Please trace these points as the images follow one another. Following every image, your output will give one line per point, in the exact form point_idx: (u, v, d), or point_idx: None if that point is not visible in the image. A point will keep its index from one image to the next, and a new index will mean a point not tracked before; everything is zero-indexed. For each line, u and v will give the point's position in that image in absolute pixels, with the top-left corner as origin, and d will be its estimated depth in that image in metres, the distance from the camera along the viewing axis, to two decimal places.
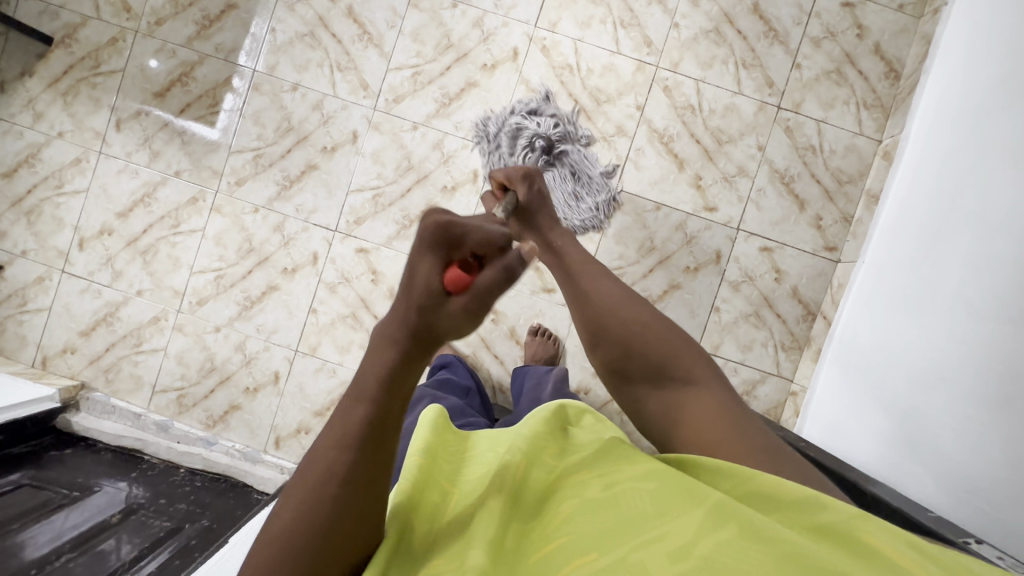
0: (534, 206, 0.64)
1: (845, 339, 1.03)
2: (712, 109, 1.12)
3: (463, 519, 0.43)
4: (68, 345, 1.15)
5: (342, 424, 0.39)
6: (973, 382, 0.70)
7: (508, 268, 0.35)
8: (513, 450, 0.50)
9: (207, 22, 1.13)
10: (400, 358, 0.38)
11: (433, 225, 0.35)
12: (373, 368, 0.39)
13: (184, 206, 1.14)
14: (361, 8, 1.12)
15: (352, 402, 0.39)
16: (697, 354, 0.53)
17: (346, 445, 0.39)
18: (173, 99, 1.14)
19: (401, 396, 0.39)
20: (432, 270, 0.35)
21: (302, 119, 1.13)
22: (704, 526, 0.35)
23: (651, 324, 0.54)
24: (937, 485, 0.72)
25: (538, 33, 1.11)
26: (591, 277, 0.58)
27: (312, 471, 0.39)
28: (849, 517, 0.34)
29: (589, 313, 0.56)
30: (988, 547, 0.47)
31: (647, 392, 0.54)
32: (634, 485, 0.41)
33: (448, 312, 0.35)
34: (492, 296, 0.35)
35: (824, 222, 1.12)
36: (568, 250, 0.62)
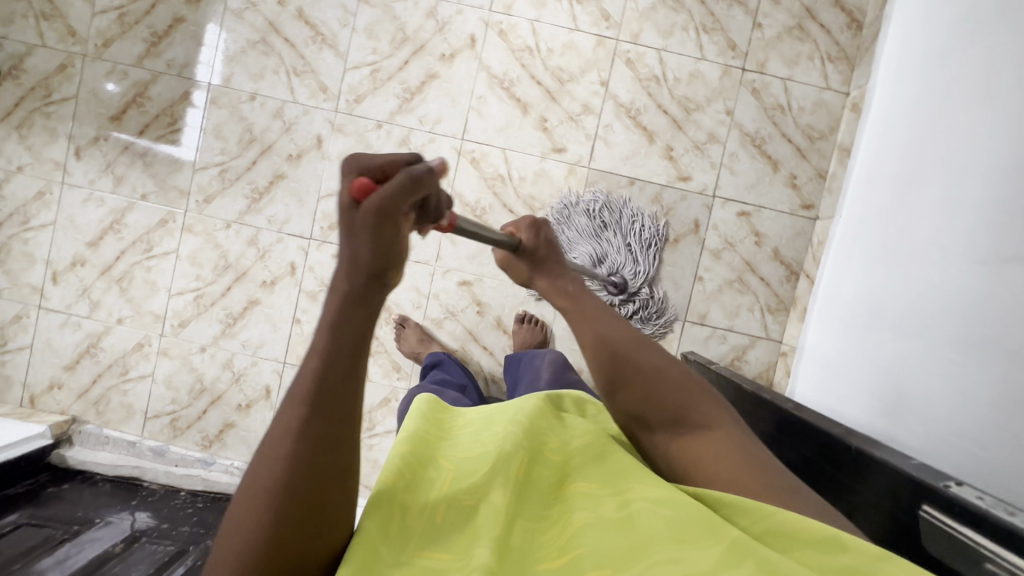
0: (545, 255, 0.64)
1: (828, 297, 1.03)
2: (677, 78, 1.10)
3: (461, 505, 0.43)
4: (54, 381, 1.13)
5: (297, 377, 0.37)
6: (956, 326, 0.71)
7: (405, 177, 0.34)
8: (512, 439, 0.50)
9: (156, 38, 1.11)
10: (350, 301, 0.37)
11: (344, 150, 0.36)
12: (324, 320, 0.38)
13: (154, 229, 1.12)
14: (311, 9, 1.10)
15: (309, 359, 0.37)
16: (716, 402, 0.52)
17: (300, 400, 0.37)
18: (130, 121, 1.12)
19: (347, 346, 0.37)
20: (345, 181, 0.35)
21: (264, 128, 1.11)
22: (721, 559, 0.35)
23: (667, 367, 0.53)
24: (925, 432, 0.73)
25: (494, 17, 1.09)
26: (602, 319, 0.57)
27: (274, 430, 0.37)
28: (869, 559, 0.35)
29: (605, 355, 0.54)
30: (969, 489, 0.46)
31: (667, 438, 0.52)
32: (648, 506, 0.41)
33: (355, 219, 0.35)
34: (390, 199, 0.34)
35: (799, 180, 1.12)
36: (580, 296, 0.59)
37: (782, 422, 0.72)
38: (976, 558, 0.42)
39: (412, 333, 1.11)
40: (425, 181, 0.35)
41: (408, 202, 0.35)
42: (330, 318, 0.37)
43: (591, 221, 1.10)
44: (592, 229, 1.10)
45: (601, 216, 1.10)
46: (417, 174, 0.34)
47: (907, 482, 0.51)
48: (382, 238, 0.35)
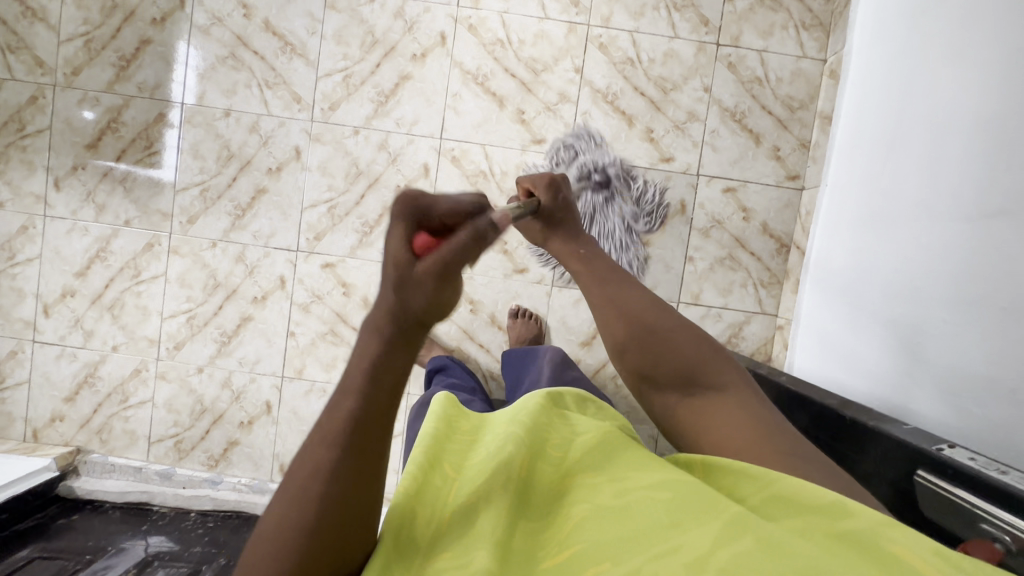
0: (559, 218, 0.63)
1: (820, 265, 1.03)
2: (652, 58, 1.09)
3: (470, 509, 0.41)
4: (55, 414, 1.13)
5: (331, 421, 0.38)
6: (946, 285, 0.70)
7: (476, 231, 0.39)
8: (513, 439, 0.48)
9: (125, 62, 1.10)
10: (389, 347, 0.38)
11: (411, 195, 0.39)
12: (361, 360, 0.39)
13: (141, 253, 1.12)
14: (278, 19, 1.09)
15: (344, 399, 0.38)
16: (728, 362, 0.52)
17: (333, 442, 0.37)
18: (107, 147, 1.11)
19: (385, 387, 0.38)
20: (409, 229, 0.38)
21: (241, 143, 1.10)
22: (719, 537, 0.33)
23: (680, 331, 0.53)
24: (921, 392, 0.73)
25: (462, 12, 1.08)
26: (617, 283, 0.57)
27: (302, 469, 0.37)
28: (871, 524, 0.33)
29: (618, 317, 0.55)
30: (961, 451, 0.46)
31: (678, 399, 0.52)
32: (645, 492, 0.40)
33: (420, 270, 0.37)
34: (456, 255, 0.37)
35: (782, 152, 1.11)
36: (592, 260, 0.60)
37: (783, 398, 0.72)
38: (973, 520, 0.42)
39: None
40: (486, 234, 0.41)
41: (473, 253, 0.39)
42: (366, 364, 0.38)
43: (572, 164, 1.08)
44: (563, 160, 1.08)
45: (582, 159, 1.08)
46: (479, 229, 0.40)
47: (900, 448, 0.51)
48: (442, 293, 0.38)
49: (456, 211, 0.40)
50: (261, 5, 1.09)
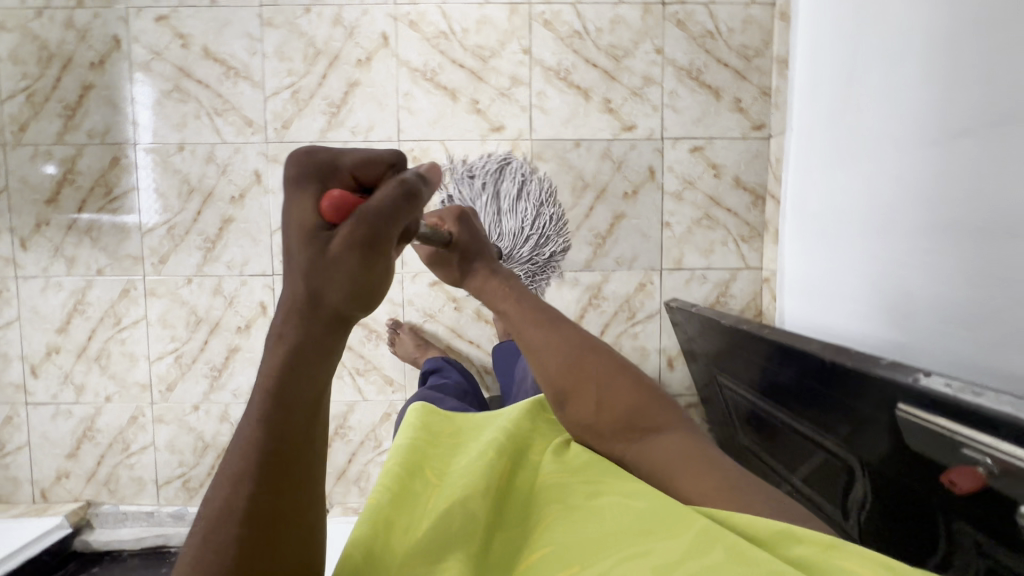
0: (474, 252, 0.61)
1: (797, 211, 1.02)
2: (599, 28, 1.07)
3: (438, 514, 0.42)
4: (60, 471, 1.13)
5: (237, 453, 0.38)
6: (919, 214, 0.69)
7: (405, 184, 0.38)
8: (494, 448, 0.49)
9: (71, 111, 1.08)
10: (297, 357, 0.38)
11: (304, 160, 0.37)
12: (264, 386, 0.38)
13: (118, 300, 1.11)
14: (216, 44, 1.07)
15: (251, 427, 0.38)
16: (663, 403, 0.54)
17: (243, 476, 0.37)
18: (67, 200, 1.10)
19: (298, 411, 0.38)
20: (314, 194, 0.37)
21: (200, 176, 1.09)
22: (690, 545, 0.34)
23: (618, 372, 0.54)
24: (907, 326, 0.73)
25: (401, 9, 1.06)
26: (548, 328, 0.56)
27: (214, 501, 0.37)
28: (822, 548, 0.33)
29: (554, 366, 0.54)
30: (936, 378, 0.45)
31: (625, 445, 0.52)
32: (620, 500, 0.41)
33: (335, 240, 0.36)
34: (383, 205, 0.36)
35: (744, 103, 1.09)
36: (518, 300, 0.58)
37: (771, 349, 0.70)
38: (952, 445, 0.41)
39: (407, 338, 1.09)
40: (418, 191, 0.39)
41: (404, 212, 0.38)
42: (269, 385, 0.38)
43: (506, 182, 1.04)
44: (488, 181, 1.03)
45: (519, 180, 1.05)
46: (409, 185, 0.38)
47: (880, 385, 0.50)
48: (373, 258, 0.37)
49: (368, 164, 0.39)
50: (197, 33, 1.07)
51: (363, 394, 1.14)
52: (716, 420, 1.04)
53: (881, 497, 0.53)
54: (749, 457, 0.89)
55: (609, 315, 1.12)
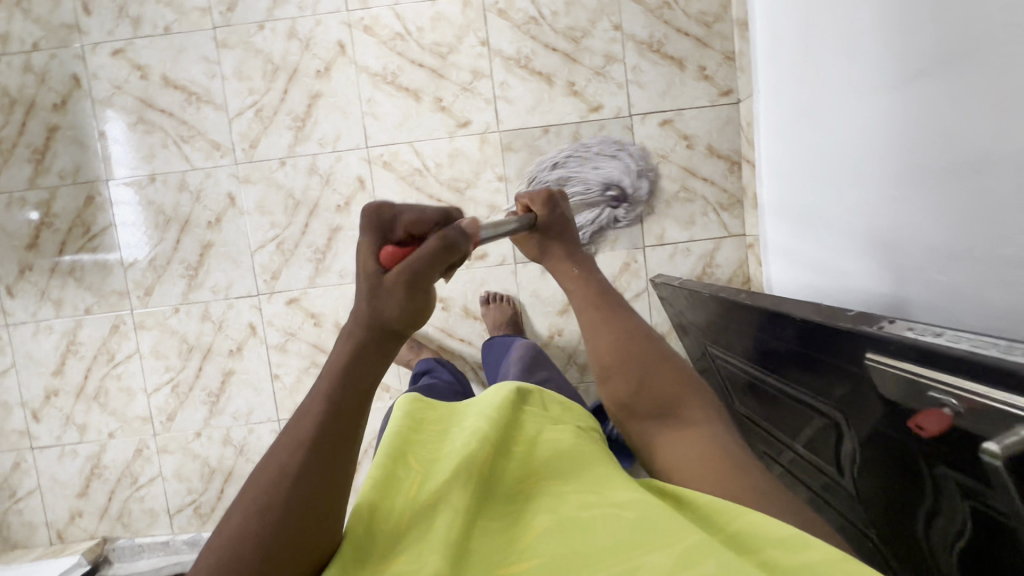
0: (557, 234, 0.61)
1: (771, 171, 1.00)
2: (554, 12, 1.06)
3: (428, 505, 0.40)
4: (73, 511, 1.14)
5: (302, 422, 0.38)
6: (885, 161, 0.68)
7: (445, 237, 0.40)
8: (480, 437, 0.47)
9: (39, 154, 1.09)
10: (353, 354, 0.39)
11: (368, 212, 0.41)
12: (335, 365, 0.39)
13: (109, 336, 1.12)
14: (175, 72, 1.08)
15: (322, 396, 0.38)
16: (700, 396, 0.52)
17: (302, 442, 0.37)
18: (46, 243, 1.10)
19: (353, 391, 0.39)
20: (375, 242, 0.41)
21: (175, 205, 1.10)
22: (680, 561, 0.32)
23: (665, 361, 0.54)
24: (887, 275, 0.72)
25: (353, 15, 1.06)
26: (609, 311, 0.57)
27: (269, 468, 0.37)
28: (833, 559, 0.30)
29: (604, 345, 0.55)
30: (901, 324, 0.43)
31: (657, 428, 0.52)
32: (611, 510, 0.38)
33: (387, 279, 0.39)
34: (421, 261, 0.39)
35: (709, 70, 1.08)
36: (588, 285, 0.59)
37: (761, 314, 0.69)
38: (919, 390, 0.38)
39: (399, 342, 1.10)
40: (460, 244, 0.41)
41: (440, 263, 0.41)
42: (337, 368, 0.39)
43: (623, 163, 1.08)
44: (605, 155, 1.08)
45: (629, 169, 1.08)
46: (450, 238, 0.40)
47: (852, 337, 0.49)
48: (414, 300, 0.40)
49: (422, 220, 0.42)
50: (155, 63, 1.08)
51: None
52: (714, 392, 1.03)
53: (867, 448, 0.52)
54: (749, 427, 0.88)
55: None
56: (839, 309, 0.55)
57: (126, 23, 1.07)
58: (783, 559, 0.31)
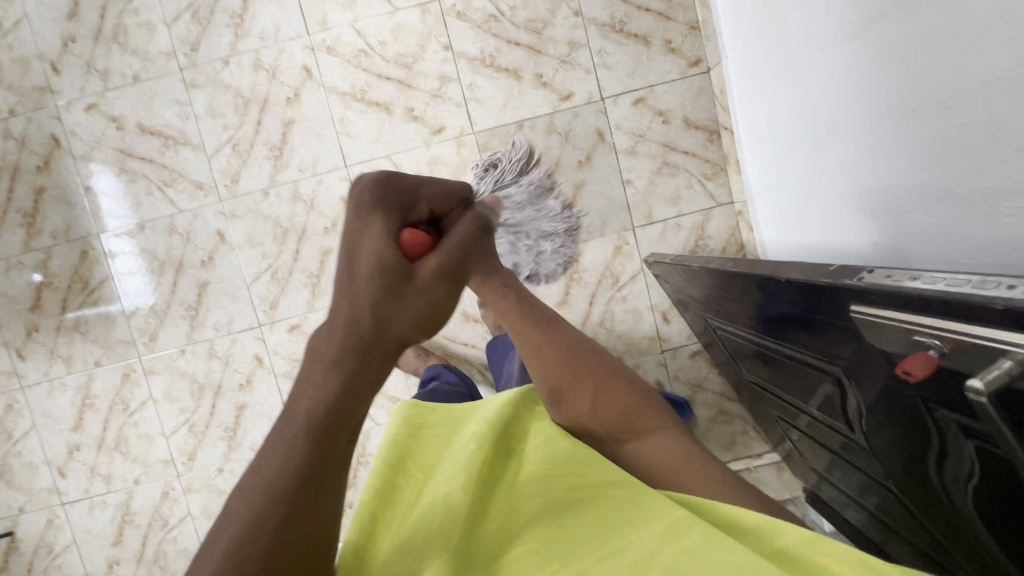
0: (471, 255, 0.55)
1: (750, 134, 0.99)
2: (512, 6, 1.06)
3: (425, 507, 0.42)
4: (111, 559, 1.17)
5: (272, 470, 0.34)
6: (858, 109, 0.67)
7: (479, 223, 0.39)
8: (477, 434, 0.48)
9: (30, 218, 1.11)
10: (344, 382, 0.34)
11: (387, 186, 0.35)
12: (309, 404, 0.34)
13: (122, 386, 1.14)
14: (149, 119, 1.09)
15: (296, 442, 0.34)
16: (653, 406, 0.53)
17: (276, 495, 0.34)
18: (49, 303, 1.12)
19: (335, 430, 0.35)
20: (395, 223, 0.34)
21: (167, 249, 1.11)
22: (664, 535, 0.33)
23: (614, 374, 0.54)
24: (877, 224, 0.71)
25: (315, 39, 1.07)
26: (547, 331, 0.56)
27: (234, 521, 0.34)
28: (806, 543, 0.32)
29: (551, 366, 0.54)
30: (881, 272, 0.43)
31: (617, 443, 0.51)
32: (601, 492, 0.40)
33: (420, 272, 0.33)
34: (466, 242, 0.36)
35: (675, 43, 1.07)
36: (524, 309, 0.57)
37: (755, 280, 0.68)
38: (906, 335, 0.37)
39: (405, 353, 1.10)
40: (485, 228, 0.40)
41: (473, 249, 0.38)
42: (318, 410, 0.34)
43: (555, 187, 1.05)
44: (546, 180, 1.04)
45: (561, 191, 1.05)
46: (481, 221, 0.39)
47: (832, 292, 0.49)
48: (452, 291, 0.35)
49: (444, 199, 0.38)
50: (129, 113, 1.09)
51: (374, 420, 1.15)
52: (723, 363, 1.03)
53: (869, 400, 0.52)
54: (762, 393, 0.91)
55: (593, 285, 1.13)
56: (822, 266, 0.55)
57: (95, 77, 1.09)
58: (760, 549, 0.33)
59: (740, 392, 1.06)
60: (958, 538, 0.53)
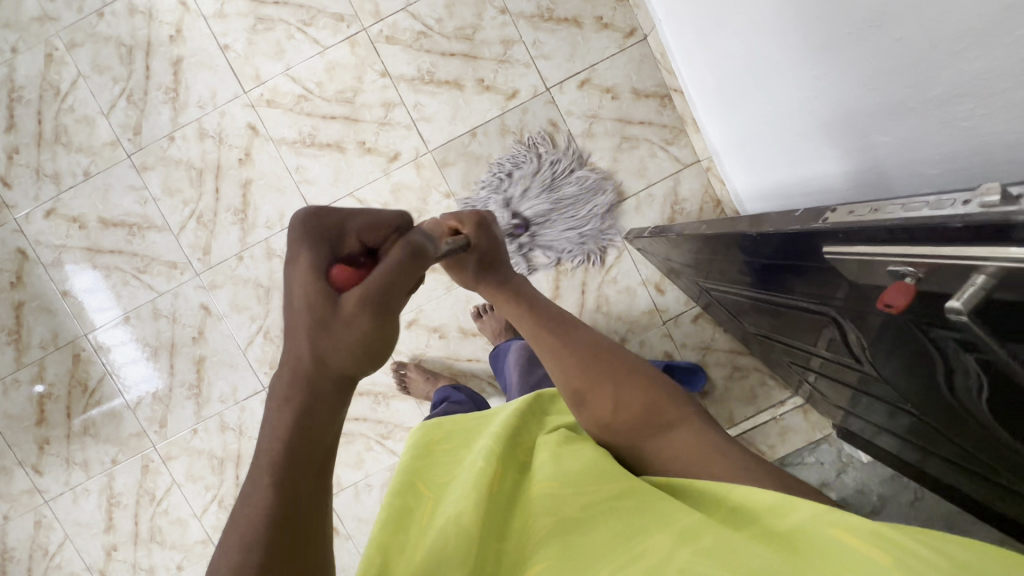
0: (489, 258, 0.62)
1: (700, 90, 0.98)
2: (438, 18, 1.06)
3: (438, 527, 0.41)
4: None
5: (251, 514, 0.35)
6: (796, 44, 0.65)
7: (406, 247, 0.39)
8: (485, 452, 0.47)
9: (15, 334, 1.11)
10: (302, 414, 0.37)
11: (308, 227, 0.39)
12: (275, 441, 0.37)
13: (144, 477, 1.13)
14: (109, 211, 1.09)
15: (267, 484, 0.36)
16: (672, 398, 0.56)
17: (252, 543, 0.34)
18: (54, 414, 1.12)
19: (304, 465, 0.37)
20: (323, 263, 0.38)
21: (157, 333, 1.11)
22: (676, 541, 0.33)
23: (631, 372, 0.57)
24: (844, 151, 0.70)
25: (254, 95, 1.07)
26: (565, 331, 0.60)
27: (220, 572, 0.34)
28: (814, 516, 0.32)
29: (571, 371, 0.57)
30: (842, 209, 0.43)
31: (643, 441, 0.54)
32: (609, 504, 0.39)
33: (345, 304, 0.37)
34: (383, 275, 0.37)
35: (607, 18, 1.07)
36: (538, 308, 0.61)
37: (735, 237, 0.68)
38: (879, 267, 0.37)
39: (416, 376, 1.09)
40: (425, 249, 0.40)
41: (403, 276, 0.38)
42: (281, 447, 0.37)
43: (592, 191, 1.09)
44: (587, 188, 1.09)
45: (595, 194, 1.09)
46: (411, 244, 0.39)
47: (803, 238, 0.50)
48: (378, 323, 0.37)
49: (372, 225, 0.41)
50: (87, 209, 1.09)
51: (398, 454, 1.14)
52: (726, 322, 1.03)
53: (868, 333, 0.52)
54: (770, 343, 0.90)
55: (581, 273, 1.12)
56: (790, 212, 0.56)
57: (47, 182, 1.08)
58: (777, 526, 0.33)
59: (749, 346, 1.05)
60: (987, 445, 0.52)
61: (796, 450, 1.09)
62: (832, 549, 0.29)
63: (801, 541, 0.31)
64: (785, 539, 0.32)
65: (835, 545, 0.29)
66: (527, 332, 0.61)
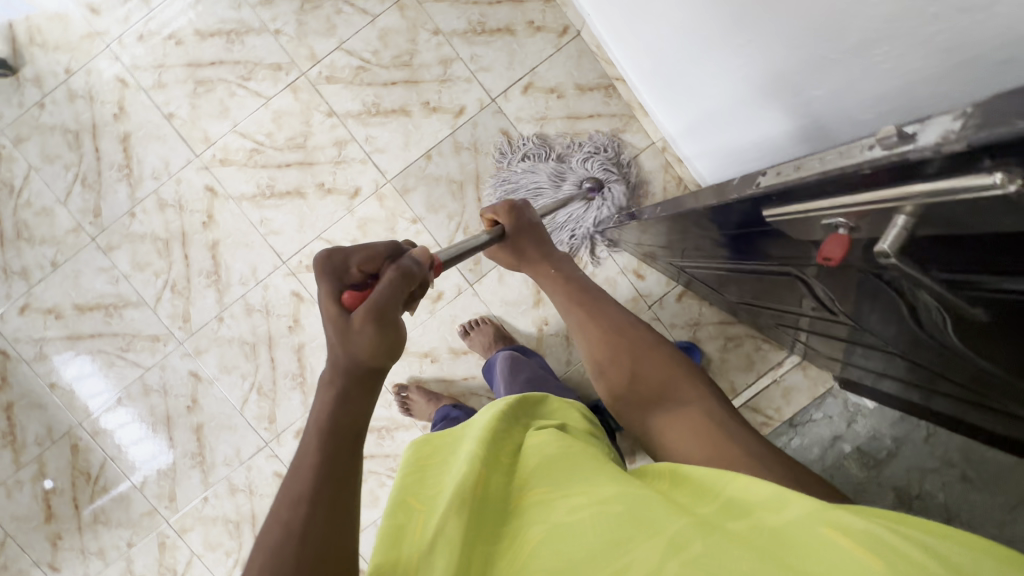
0: (527, 236, 0.73)
1: (640, 75, 0.99)
2: (375, 50, 1.07)
3: (428, 544, 0.40)
4: None
5: (302, 476, 0.38)
6: (714, 17, 0.67)
7: (399, 270, 0.44)
8: (470, 460, 0.46)
9: (10, 435, 1.10)
10: (344, 393, 0.40)
11: (317, 264, 0.43)
12: (317, 416, 0.39)
13: (161, 555, 1.11)
14: (82, 296, 1.09)
15: (314, 450, 0.38)
16: (691, 380, 0.58)
17: (302, 498, 0.37)
18: (61, 508, 1.11)
19: (342, 436, 0.39)
20: (330, 293, 0.42)
21: (151, 408, 1.11)
22: (663, 552, 0.32)
23: (653, 350, 0.61)
24: (783, 111, 0.70)
25: (206, 158, 1.08)
26: (598, 307, 0.66)
27: (271, 536, 0.36)
28: (807, 514, 0.32)
29: (595, 341, 0.63)
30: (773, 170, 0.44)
31: (656, 414, 0.57)
32: (596, 509, 0.38)
33: (354, 318, 0.40)
34: (382, 294, 0.41)
35: (538, 21, 1.09)
36: (575, 279, 0.69)
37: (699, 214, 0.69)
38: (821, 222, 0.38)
39: (418, 398, 1.09)
40: (413, 270, 0.45)
41: (400, 293, 0.43)
42: (326, 422, 0.39)
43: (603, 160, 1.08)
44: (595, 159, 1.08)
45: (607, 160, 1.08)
46: (406, 267, 0.45)
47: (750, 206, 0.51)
48: (385, 335, 0.40)
49: (370, 258, 0.45)
50: (61, 299, 1.09)
51: None
52: (709, 296, 1.03)
53: (838, 287, 0.52)
54: (755, 308, 0.90)
55: None
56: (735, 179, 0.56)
57: (17, 279, 1.08)
58: (770, 520, 0.33)
59: (738, 315, 1.06)
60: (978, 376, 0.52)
61: (802, 408, 1.09)
62: (822, 547, 0.29)
63: (787, 542, 0.31)
64: (773, 538, 0.32)
65: (820, 544, 0.29)
66: (557, 302, 0.69)
